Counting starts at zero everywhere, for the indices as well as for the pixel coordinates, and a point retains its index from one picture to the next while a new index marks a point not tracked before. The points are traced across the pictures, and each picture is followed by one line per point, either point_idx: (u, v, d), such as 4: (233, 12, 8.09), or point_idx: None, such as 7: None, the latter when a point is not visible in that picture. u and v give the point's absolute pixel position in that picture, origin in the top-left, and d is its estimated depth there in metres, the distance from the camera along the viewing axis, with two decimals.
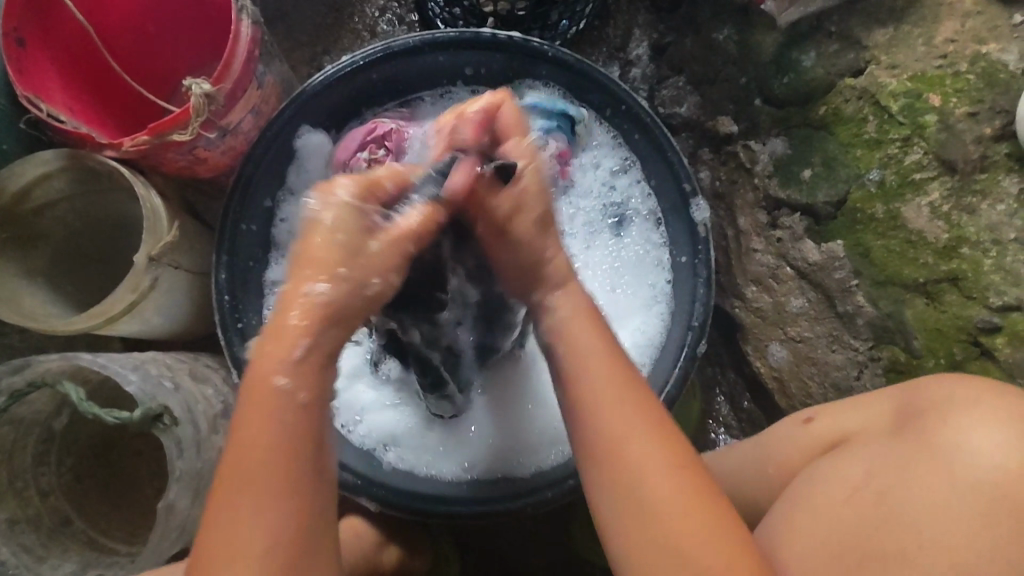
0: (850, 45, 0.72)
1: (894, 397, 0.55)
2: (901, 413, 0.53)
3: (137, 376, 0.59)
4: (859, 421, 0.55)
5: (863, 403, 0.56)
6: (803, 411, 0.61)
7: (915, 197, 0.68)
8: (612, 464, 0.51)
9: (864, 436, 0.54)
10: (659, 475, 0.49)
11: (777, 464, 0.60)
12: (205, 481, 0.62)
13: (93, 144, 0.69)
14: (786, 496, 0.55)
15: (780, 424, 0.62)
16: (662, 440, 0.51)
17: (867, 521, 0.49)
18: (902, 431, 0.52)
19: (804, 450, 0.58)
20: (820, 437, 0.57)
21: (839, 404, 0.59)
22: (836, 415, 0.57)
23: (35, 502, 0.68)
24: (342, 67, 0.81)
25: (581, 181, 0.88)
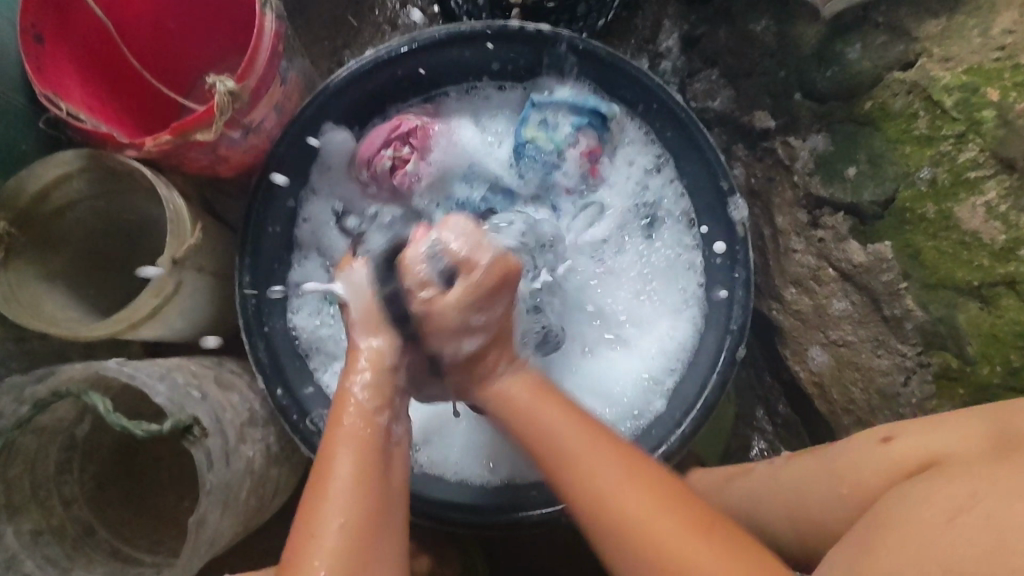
0: (899, 36, 0.68)
1: (991, 421, 0.52)
2: (995, 438, 0.50)
3: (164, 386, 0.57)
4: (944, 446, 0.53)
5: (944, 425, 0.54)
6: (880, 429, 0.59)
7: (970, 196, 0.64)
8: (592, 497, 0.57)
9: (959, 458, 0.50)
10: (643, 504, 0.55)
11: (851, 486, 0.58)
12: (234, 492, 0.60)
13: (114, 143, 0.67)
14: (870, 519, 0.52)
15: (859, 439, 0.60)
16: (633, 472, 0.57)
17: (969, 536, 0.43)
18: (1001, 456, 0.48)
19: (886, 473, 0.55)
20: (902, 459, 0.55)
21: (919, 424, 0.57)
22: (915, 437, 0.55)
23: (59, 512, 0.67)
24: (364, 62, 0.78)
25: (612, 180, 0.86)
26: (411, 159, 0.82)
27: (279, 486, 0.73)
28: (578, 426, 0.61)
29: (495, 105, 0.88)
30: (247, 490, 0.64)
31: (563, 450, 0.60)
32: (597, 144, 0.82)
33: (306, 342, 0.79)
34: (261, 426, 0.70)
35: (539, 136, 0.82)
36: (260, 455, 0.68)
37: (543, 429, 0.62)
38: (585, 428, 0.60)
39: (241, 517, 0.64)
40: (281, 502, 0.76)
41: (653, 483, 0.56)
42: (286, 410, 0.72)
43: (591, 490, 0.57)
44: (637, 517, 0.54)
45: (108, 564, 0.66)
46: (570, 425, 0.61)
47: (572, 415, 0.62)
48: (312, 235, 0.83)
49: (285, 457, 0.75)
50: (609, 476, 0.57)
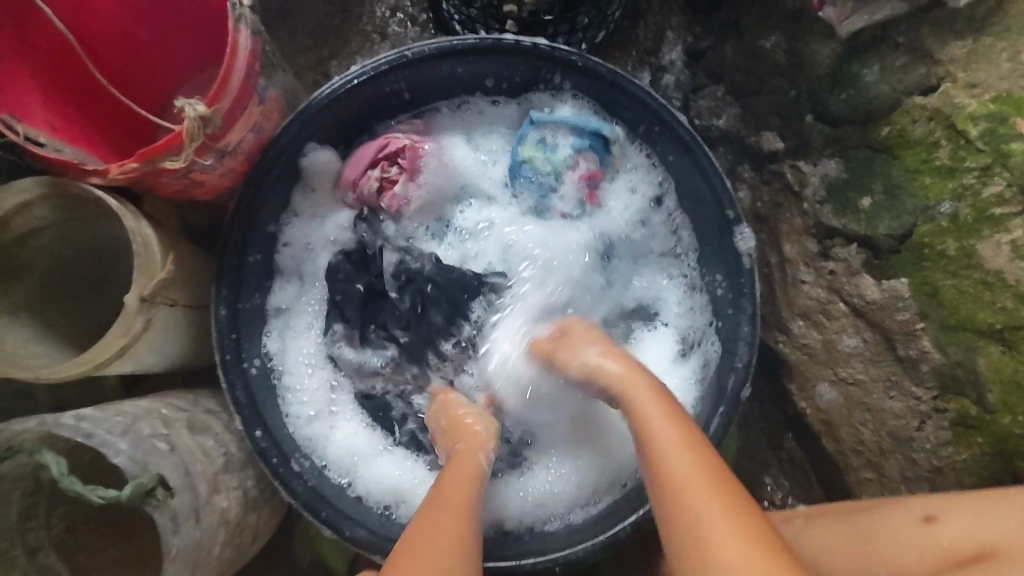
0: (920, 58, 0.64)
1: None
2: None
3: (126, 443, 0.53)
4: (997, 532, 0.51)
5: (990, 505, 0.53)
6: (920, 506, 0.57)
7: (994, 234, 0.60)
8: (691, 532, 0.46)
9: (1019, 551, 0.49)
10: (723, 526, 0.45)
11: (883, 566, 0.56)
12: (204, 552, 0.56)
13: (77, 171, 0.61)
14: None
15: (895, 512, 0.58)
16: (716, 481, 0.48)
17: None
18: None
19: (928, 559, 0.54)
20: (947, 545, 0.53)
21: (964, 502, 0.55)
22: (960, 518, 0.54)
23: (22, 563, 0.64)
24: (349, 78, 0.73)
25: (611, 207, 0.80)
26: (400, 179, 0.78)
27: (257, 532, 0.69)
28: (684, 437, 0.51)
29: (489, 121, 0.83)
30: (220, 544, 0.60)
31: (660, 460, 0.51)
32: (597, 168, 0.77)
33: (281, 370, 0.75)
34: (237, 471, 0.66)
35: (537, 157, 0.77)
36: (236, 503, 0.64)
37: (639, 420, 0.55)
38: (687, 444, 0.51)
39: (213, 573, 0.60)
40: (259, 546, 0.73)
41: (723, 490, 0.47)
42: (264, 452, 0.68)
43: (669, 481, 0.49)
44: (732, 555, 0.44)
45: None
46: (669, 445, 0.51)
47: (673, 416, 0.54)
48: (293, 261, 0.78)
49: (264, 500, 0.71)
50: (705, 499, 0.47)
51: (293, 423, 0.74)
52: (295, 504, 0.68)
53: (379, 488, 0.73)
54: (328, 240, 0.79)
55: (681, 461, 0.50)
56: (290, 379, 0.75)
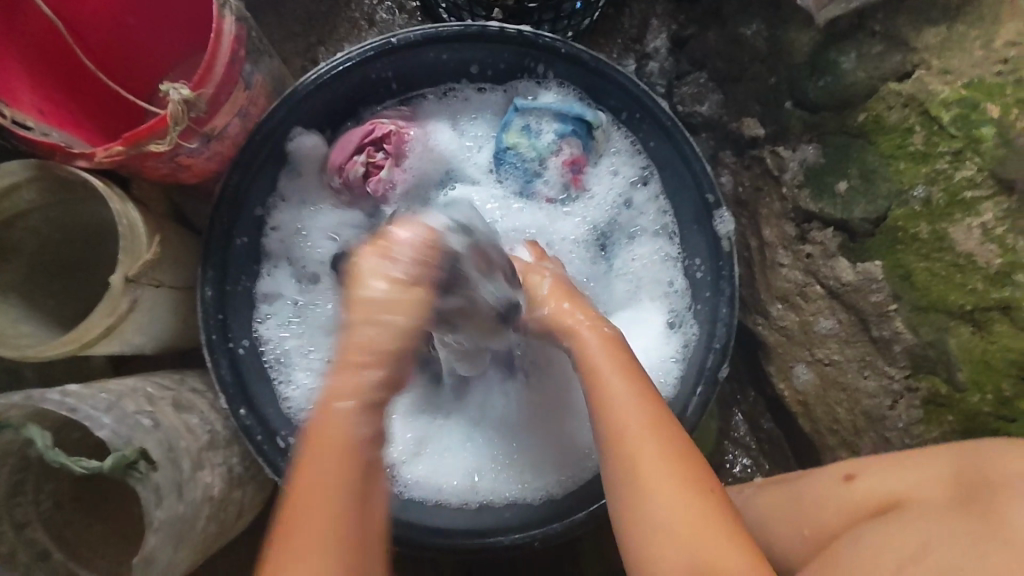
0: (896, 45, 0.64)
1: (953, 459, 0.50)
2: (960, 482, 0.48)
3: (110, 417, 0.53)
4: (909, 486, 0.51)
5: (909, 462, 0.52)
6: (840, 467, 0.56)
7: (966, 217, 0.61)
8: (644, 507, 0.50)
9: (920, 505, 0.49)
10: (673, 490, 0.50)
11: (810, 524, 0.56)
12: (189, 526, 0.58)
13: (64, 154, 0.62)
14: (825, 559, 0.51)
15: (823, 475, 0.57)
16: (681, 459, 0.51)
17: None
18: (961, 506, 0.47)
19: (844, 513, 0.53)
20: (861, 499, 0.53)
21: (885, 459, 0.54)
22: (879, 477, 0.53)
23: (10, 537, 0.64)
24: (336, 63, 0.74)
25: (595, 191, 0.82)
26: (386, 165, 0.78)
27: (243, 508, 0.71)
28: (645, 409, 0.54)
29: (475, 107, 0.84)
30: (206, 518, 0.62)
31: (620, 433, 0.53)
32: (581, 153, 0.79)
33: (273, 354, 0.77)
34: (223, 448, 0.68)
35: (522, 142, 0.79)
36: (221, 479, 0.66)
37: (598, 386, 0.57)
38: (648, 419, 0.53)
39: (200, 546, 0.62)
40: (246, 523, 0.74)
41: (674, 458, 0.51)
42: (249, 430, 0.70)
43: (627, 456, 0.52)
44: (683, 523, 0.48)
45: None
46: (632, 418, 0.54)
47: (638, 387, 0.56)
48: (281, 245, 0.79)
49: (251, 477, 0.73)
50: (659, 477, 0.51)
51: (292, 409, 0.75)
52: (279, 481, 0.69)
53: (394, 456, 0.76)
54: (332, 232, 0.81)
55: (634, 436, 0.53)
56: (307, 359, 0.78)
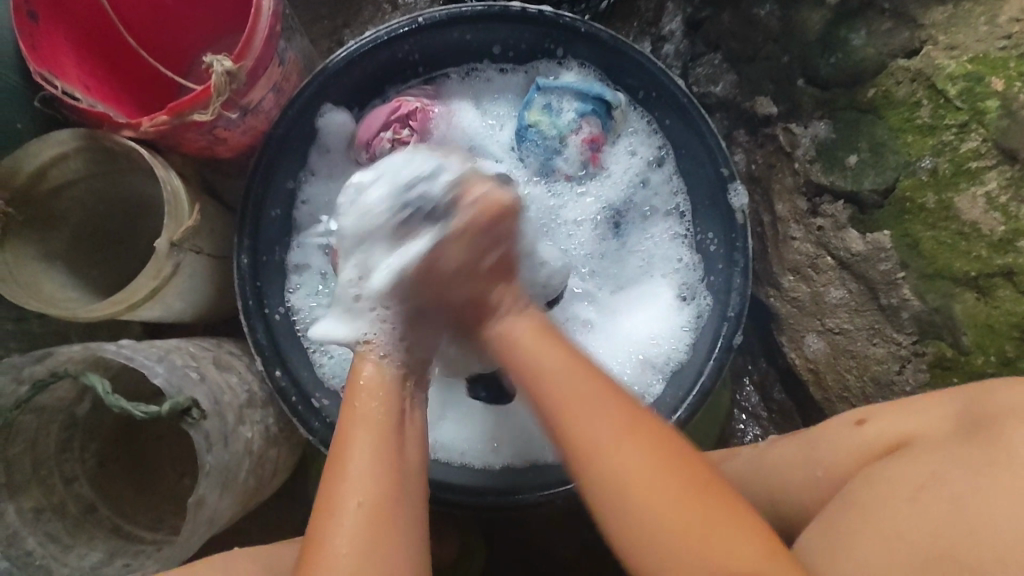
0: (905, 23, 0.67)
1: (959, 400, 0.53)
2: (962, 416, 0.52)
3: (163, 368, 0.59)
4: (916, 425, 0.54)
5: (912, 406, 0.56)
6: (852, 412, 0.60)
7: (971, 186, 0.64)
8: (608, 476, 0.50)
9: (927, 438, 0.53)
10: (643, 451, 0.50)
11: (822, 467, 0.60)
12: (232, 474, 0.63)
13: (111, 123, 0.66)
14: (841, 500, 0.55)
15: (833, 424, 0.62)
16: (634, 431, 0.51)
17: (932, 527, 0.47)
18: (965, 435, 0.50)
19: (857, 454, 0.57)
20: (872, 441, 0.57)
21: (893, 406, 0.58)
22: (888, 419, 0.57)
23: (59, 490, 0.67)
24: (364, 43, 0.77)
25: (613, 170, 0.85)
26: (411, 141, 0.80)
27: (278, 466, 0.75)
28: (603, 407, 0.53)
29: (497, 89, 0.87)
30: (246, 471, 0.66)
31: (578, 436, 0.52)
32: (599, 132, 0.81)
33: (303, 324, 0.79)
34: (260, 407, 0.72)
35: (543, 120, 0.81)
36: (259, 436, 0.70)
37: (541, 385, 0.56)
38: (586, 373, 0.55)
39: (240, 497, 0.66)
40: (279, 481, 0.78)
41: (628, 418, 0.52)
42: (284, 392, 0.73)
43: (588, 453, 0.51)
44: (645, 489, 0.49)
45: (110, 542, 0.68)
46: (578, 384, 0.54)
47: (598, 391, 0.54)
48: (311, 218, 0.82)
49: (284, 437, 0.77)
50: (614, 437, 0.51)
51: (325, 374, 0.77)
52: (313, 440, 0.73)
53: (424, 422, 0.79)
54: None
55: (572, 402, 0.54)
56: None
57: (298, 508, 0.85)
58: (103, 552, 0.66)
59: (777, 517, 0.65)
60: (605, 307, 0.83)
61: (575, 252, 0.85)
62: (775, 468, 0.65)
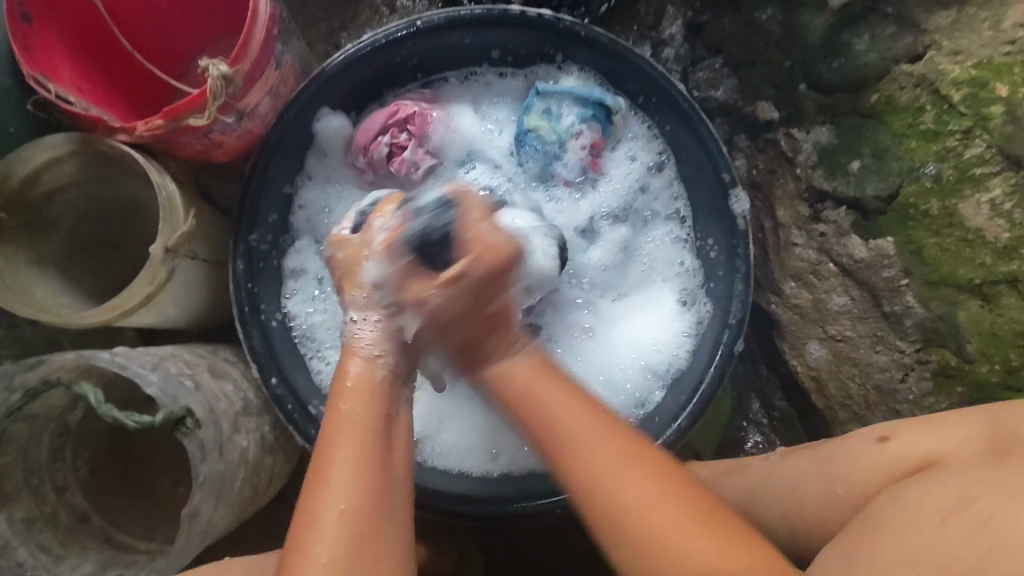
0: (908, 27, 0.67)
1: (991, 421, 0.52)
2: (993, 438, 0.51)
3: (157, 376, 0.58)
4: (942, 446, 0.54)
5: (941, 424, 0.55)
6: (876, 429, 0.59)
7: (975, 193, 0.64)
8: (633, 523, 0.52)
9: (956, 460, 0.51)
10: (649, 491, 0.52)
11: (844, 485, 0.59)
12: (227, 483, 0.62)
13: (105, 128, 0.65)
14: (864, 521, 0.51)
15: (853, 439, 0.60)
16: (660, 479, 0.53)
17: (964, 543, 0.44)
18: (998, 459, 0.48)
19: (881, 474, 0.56)
20: (898, 461, 0.55)
21: (916, 424, 0.57)
22: (912, 436, 0.56)
23: (51, 499, 0.66)
24: (362, 46, 0.76)
25: (613, 175, 0.84)
26: (409, 145, 0.80)
27: (273, 474, 0.75)
28: (602, 420, 0.56)
29: (495, 93, 0.86)
30: (241, 480, 0.65)
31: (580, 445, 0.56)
32: (599, 137, 0.81)
33: (300, 330, 0.78)
34: (255, 415, 0.71)
35: (542, 125, 0.80)
36: (254, 444, 0.69)
37: (550, 423, 0.58)
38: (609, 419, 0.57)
39: (235, 507, 0.65)
40: (275, 489, 0.77)
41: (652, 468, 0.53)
42: (280, 399, 0.72)
43: (602, 491, 0.53)
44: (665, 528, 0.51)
45: (101, 552, 0.67)
46: (601, 439, 0.56)
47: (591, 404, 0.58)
48: (308, 223, 0.81)
49: (280, 444, 0.76)
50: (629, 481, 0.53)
51: (322, 380, 0.76)
52: (309, 448, 0.72)
53: (425, 431, 0.78)
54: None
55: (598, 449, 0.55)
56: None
57: (294, 516, 0.84)
58: (95, 563, 0.65)
59: (790, 529, 0.63)
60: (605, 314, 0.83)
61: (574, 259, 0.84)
62: (793, 484, 0.63)
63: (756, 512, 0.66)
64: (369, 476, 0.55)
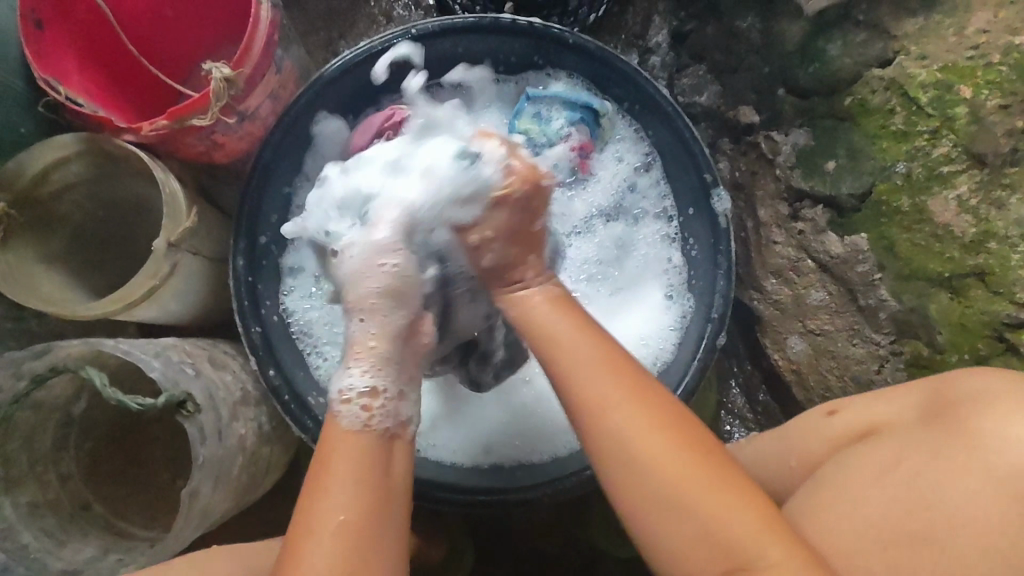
0: (878, 34, 0.70)
1: (924, 390, 0.57)
2: (930, 403, 0.55)
3: (159, 362, 0.62)
4: (882, 412, 0.57)
5: (880, 397, 0.59)
6: (824, 404, 0.62)
7: (943, 190, 0.67)
8: (634, 463, 0.51)
9: (895, 425, 0.56)
10: (666, 438, 0.51)
11: (797, 456, 0.62)
12: (225, 468, 0.65)
13: (113, 128, 0.68)
14: (813, 483, 0.57)
15: (806, 414, 0.63)
16: (673, 423, 0.52)
17: (901, 504, 0.51)
18: (929, 420, 0.54)
19: (830, 442, 0.59)
20: (843, 429, 0.59)
21: (860, 397, 0.61)
22: (859, 408, 0.59)
23: (55, 486, 0.69)
24: (358, 52, 0.79)
25: (601, 175, 0.87)
26: (404, 148, 0.80)
27: (271, 464, 0.77)
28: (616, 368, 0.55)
29: (486, 97, 0.88)
30: (239, 467, 0.68)
31: (589, 398, 0.54)
32: (586, 139, 0.84)
33: (298, 324, 0.81)
34: (253, 405, 0.74)
35: (533, 127, 0.82)
36: (252, 433, 0.72)
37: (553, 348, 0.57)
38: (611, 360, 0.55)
39: (233, 492, 0.68)
40: (272, 480, 0.80)
41: (650, 399, 0.53)
42: (277, 389, 0.75)
43: (616, 435, 0.52)
44: (677, 476, 0.50)
45: (103, 537, 0.69)
46: (603, 374, 0.54)
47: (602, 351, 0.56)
48: None
49: (277, 436, 0.79)
50: (641, 425, 0.52)
51: (321, 375, 0.79)
52: (305, 438, 0.74)
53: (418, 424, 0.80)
54: None
55: (611, 383, 0.54)
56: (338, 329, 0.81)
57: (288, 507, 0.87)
58: (97, 548, 0.67)
59: None
60: (601, 303, 0.85)
61: (575, 258, 0.86)
62: (750, 460, 0.66)
63: (716, 485, 0.69)
64: (368, 495, 0.53)
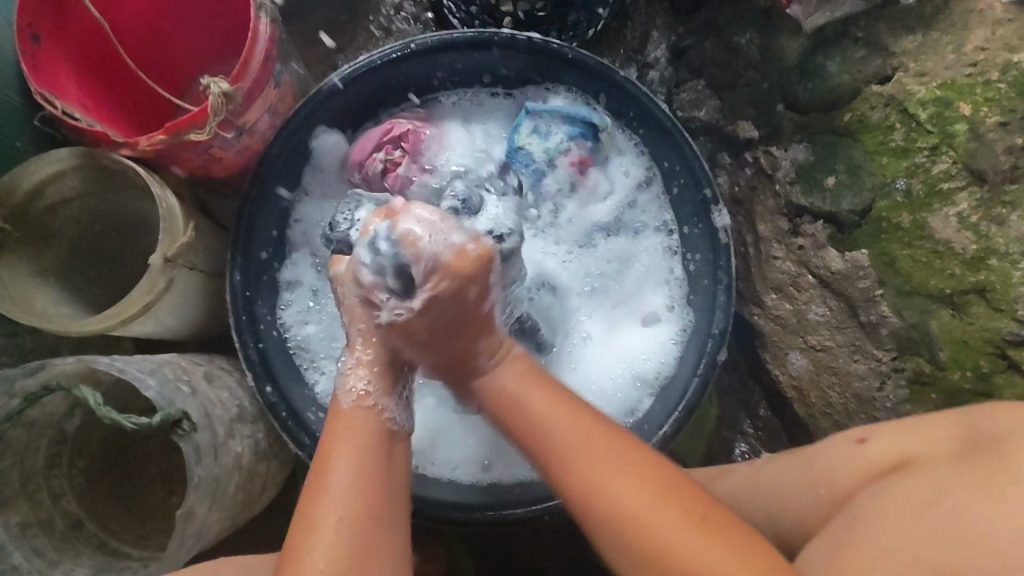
0: (877, 50, 0.70)
1: (957, 423, 0.56)
2: (965, 437, 0.54)
3: (154, 380, 0.61)
4: (918, 444, 0.57)
5: (915, 427, 0.58)
6: (853, 431, 0.63)
7: (943, 207, 0.67)
8: (588, 492, 0.52)
9: (929, 459, 0.55)
10: (607, 457, 0.53)
11: (825, 485, 0.62)
12: (222, 485, 0.64)
13: (108, 142, 0.67)
14: (848, 512, 0.57)
15: (834, 441, 0.64)
16: (614, 452, 0.53)
17: (939, 537, 0.48)
18: (966, 453, 0.52)
19: (858, 472, 0.59)
20: (875, 458, 0.59)
21: (891, 426, 0.61)
22: (889, 437, 0.59)
23: (46, 506, 0.67)
24: (357, 66, 0.78)
25: (601, 190, 0.87)
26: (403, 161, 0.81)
27: (267, 482, 0.77)
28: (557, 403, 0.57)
29: (486, 111, 0.89)
30: (235, 485, 0.68)
31: (550, 434, 0.56)
32: (587, 154, 0.84)
33: (294, 341, 0.80)
34: (249, 422, 0.73)
35: (533, 142, 0.83)
36: (249, 450, 0.72)
37: (516, 391, 0.59)
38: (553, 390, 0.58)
39: (229, 511, 0.68)
40: (267, 498, 0.79)
41: (591, 427, 0.55)
42: (274, 407, 0.74)
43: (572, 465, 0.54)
44: (636, 512, 0.50)
45: (96, 557, 0.68)
46: (550, 407, 0.57)
47: (553, 397, 0.57)
48: (304, 237, 0.83)
49: (274, 452, 0.78)
50: (588, 456, 0.53)
51: (319, 391, 0.78)
52: (301, 455, 0.73)
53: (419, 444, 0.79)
54: None
55: (559, 413, 0.56)
56: (337, 344, 0.81)
57: (281, 525, 0.86)
58: (90, 569, 0.66)
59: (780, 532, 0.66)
60: (604, 319, 0.85)
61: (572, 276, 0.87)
62: (779, 484, 0.67)
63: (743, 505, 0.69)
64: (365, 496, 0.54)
